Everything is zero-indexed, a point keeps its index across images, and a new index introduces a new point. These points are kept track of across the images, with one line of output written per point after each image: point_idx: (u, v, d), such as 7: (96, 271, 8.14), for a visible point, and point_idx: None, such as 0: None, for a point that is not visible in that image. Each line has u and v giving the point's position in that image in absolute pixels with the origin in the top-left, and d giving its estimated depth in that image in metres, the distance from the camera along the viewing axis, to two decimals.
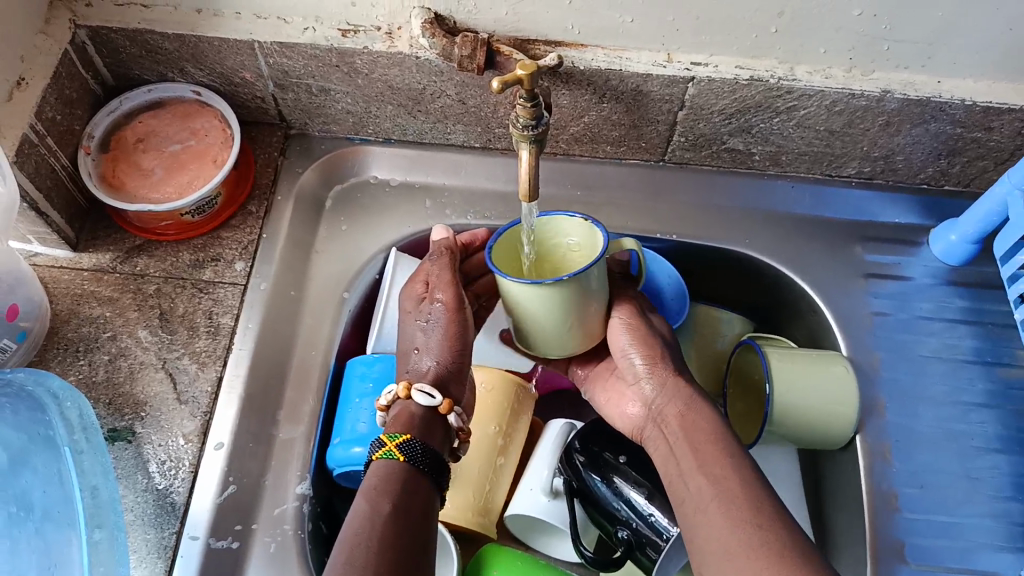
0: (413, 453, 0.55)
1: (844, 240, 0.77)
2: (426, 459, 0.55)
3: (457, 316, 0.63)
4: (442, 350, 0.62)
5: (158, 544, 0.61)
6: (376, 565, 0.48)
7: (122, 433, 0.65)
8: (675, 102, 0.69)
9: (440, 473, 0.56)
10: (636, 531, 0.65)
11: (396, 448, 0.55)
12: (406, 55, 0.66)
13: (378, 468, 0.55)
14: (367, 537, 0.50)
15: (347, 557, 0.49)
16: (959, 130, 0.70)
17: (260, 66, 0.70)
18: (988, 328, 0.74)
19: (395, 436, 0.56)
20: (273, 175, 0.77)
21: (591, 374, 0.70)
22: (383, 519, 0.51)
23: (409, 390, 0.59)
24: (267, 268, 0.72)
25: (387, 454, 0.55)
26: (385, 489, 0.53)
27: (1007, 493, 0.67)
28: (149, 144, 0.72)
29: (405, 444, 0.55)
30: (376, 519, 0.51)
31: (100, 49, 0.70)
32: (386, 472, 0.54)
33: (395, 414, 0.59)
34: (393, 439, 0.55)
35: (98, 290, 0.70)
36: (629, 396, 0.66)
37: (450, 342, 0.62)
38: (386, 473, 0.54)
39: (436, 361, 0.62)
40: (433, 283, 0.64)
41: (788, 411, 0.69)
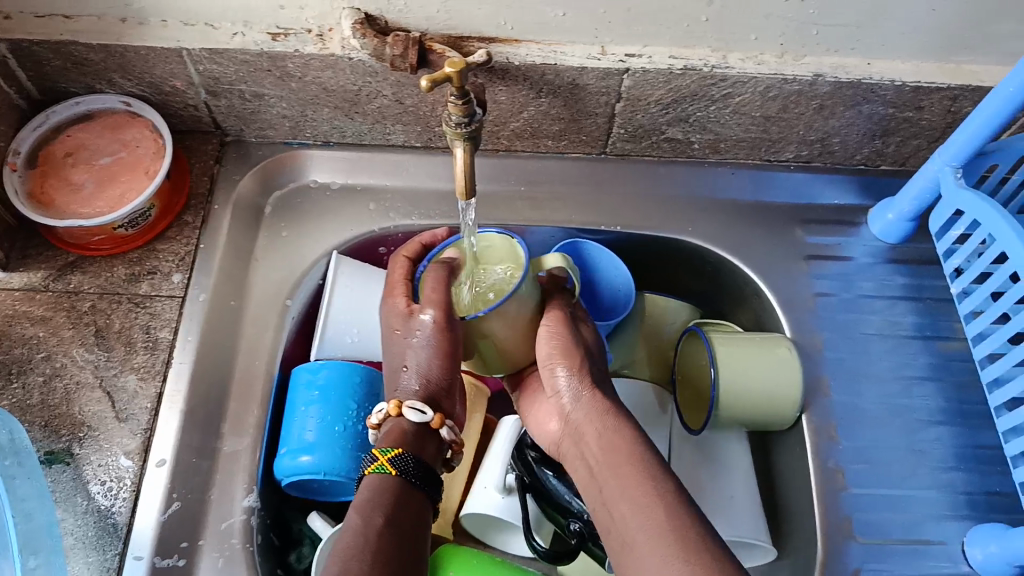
0: (405, 466, 0.55)
1: (786, 224, 0.78)
2: (418, 472, 0.56)
3: (447, 334, 0.60)
4: (429, 367, 0.61)
5: (100, 566, 0.60)
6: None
7: (59, 455, 0.63)
8: (613, 94, 0.69)
9: (432, 484, 0.57)
10: (588, 523, 0.65)
11: (388, 463, 0.56)
12: (339, 57, 0.65)
13: (370, 482, 0.56)
14: (360, 550, 0.51)
15: (342, 569, 0.49)
16: (892, 110, 0.71)
17: (190, 74, 0.68)
18: (927, 303, 0.75)
19: (386, 451, 0.56)
20: (210, 183, 0.75)
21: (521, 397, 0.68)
22: (376, 531, 0.52)
23: (399, 407, 0.59)
24: (205, 279, 0.71)
25: (380, 468, 0.55)
26: (377, 502, 0.54)
27: (950, 463, 0.69)
28: (78, 157, 0.70)
29: (397, 458, 0.56)
30: (368, 531, 0.52)
31: (22, 62, 0.67)
32: (379, 485, 0.55)
33: (387, 430, 0.59)
34: (385, 453, 0.56)
35: (30, 310, 0.68)
36: (553, 413, 0.64)
37: (439, 360, 0.60)
38: (378, 486, 0.55)
39: (423, 378, 0.61)
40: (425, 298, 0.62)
41: (733, 391, 0.70)
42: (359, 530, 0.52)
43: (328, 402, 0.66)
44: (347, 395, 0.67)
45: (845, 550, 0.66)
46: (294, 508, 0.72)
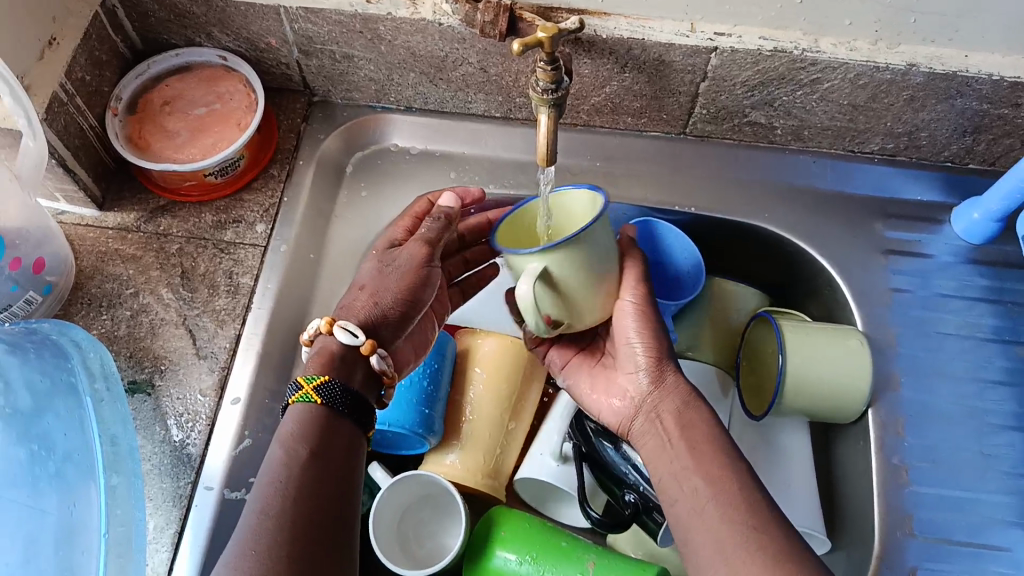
0: (331, 396, 0.54)
1: (865, 218, 0.77)
2: (345, 400, 0.54)
3: (422, 271, 0.63)
4: (387, 291, 0.61)
5: (174, 493, 0.63)
6: (292, 515, 0.49)
7: (142, 385, 0.66)
8: (697, 73, 0.69)
9: (359, 411, 0.56)
10: (642, 495, 0.65)
11: (311, 391, 0.54)
12: (430, 22, 0.67)
13: (296, 412, 0.54)
14: (282, 488, 0.50)
15: (262, 507, 0.49)
16: (986, 106, 0.69)
17: (285, 32, 0.71)
18: (1009, 307, 0.73)
19: (311, 379, 0.54)
20: (296, 139, 0.78)
21: (568, 367, 0.68)
22: (300, 466, 0.51)
23: (331, 325, 0.58)
24: (287, 230, 0.73)
25: (303, 396, 0.54)
26: (305, 433, 0.53)
27: (1022, 470, 0.67)
28: (175, 107, 0.73)
29: (322, 387, 0.54)
30: (292, 466, 0.51)
31: (130, 13, 0.70)
32: (306, 416, 0.53)
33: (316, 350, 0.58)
34: (310, 382, 0.54)
35: (122, 248, 0.72)
36: (618, 393, 0.63)
37: (403, 291, 0.62)
38: (306, 417, 0.53)
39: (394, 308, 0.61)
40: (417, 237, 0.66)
41: (838, 382, 0.69)
42: (283, 463, 0.51)
43: None
44: None
45: (903, 545, 0.65)
46: None
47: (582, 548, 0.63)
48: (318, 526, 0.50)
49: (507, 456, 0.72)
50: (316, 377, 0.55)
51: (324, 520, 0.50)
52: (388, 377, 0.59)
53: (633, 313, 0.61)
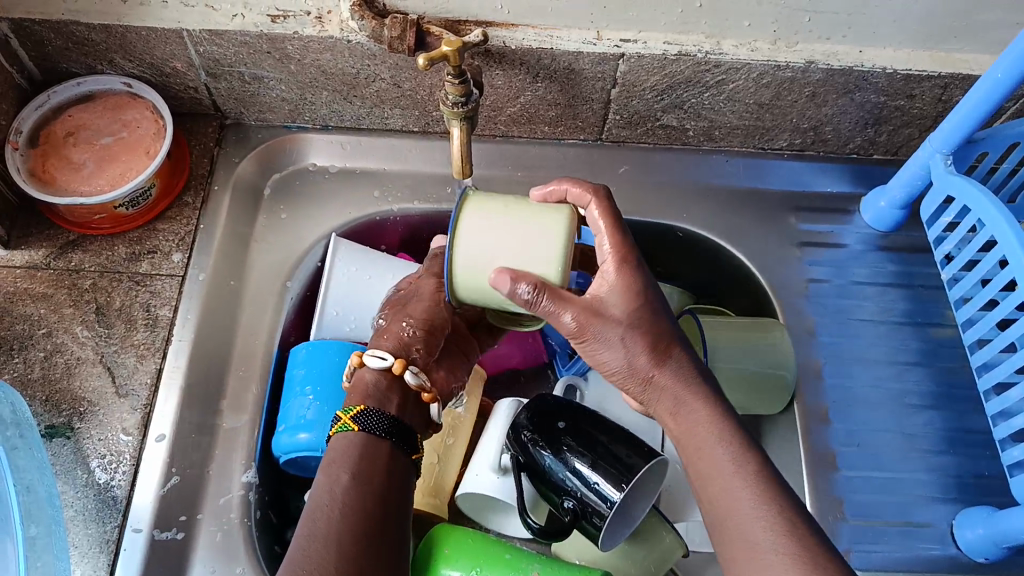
0: (369, 423, 0.58)
1: (779, 211, 0.79)
2: (384, 425, 0.58)
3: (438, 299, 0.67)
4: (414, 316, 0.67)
5: (100, 538, 0.61)
6: (338, 533, 0.53)
7: (60, 429, 0.64)
8: (608, 80, 0.70)
9: (404, 437, 0.60)
10: (581, 500, 0.65)
11: (349, 418, 0.58)
12: (338, 39, 0.66)
13: (336, 442, 0.58)
14: (328, 509, 0.55)
15: (309, 530, 0.53)
16: (884, 98, 0.72)
17: (190, 56, 0.69)
18: (918, 290, 0.76)
19: (349, 410, 0.59)
20: (210, 165, 0.76)
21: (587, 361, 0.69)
22: (342, 489, 0.55)
23: (361, 360, 0.62)
24: (205, 259, 0.72)
25: (343, 425, 0.58)
26: (342, 459, 0.57)
27: (939, 447, 0.70)
28: (79, 137, 0.71)
29: (360, 416, 0.58)
30: (336, 489, 0.55)
31: (24, 42, 0.68)
32: (345, 444, 0.58)
33: (354, 383, 0.62)
34: (347, 412, 0.59)
35: (31, 287, 0.69)
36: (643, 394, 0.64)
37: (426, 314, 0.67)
38: (345, 445, 0.58)
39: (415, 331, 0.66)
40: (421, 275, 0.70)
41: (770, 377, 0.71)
42: (327, 490, 0.56)
43: (328, 380, 0.67)
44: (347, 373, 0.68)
45: (836, 529, 0.67)
46: (293, 486, 0.73)
47: (526, 560, 0.63)
48: (360, 540, 0.53)
49: (446, 474, 0.73)
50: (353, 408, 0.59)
51: (372, 538, 0.54)
52: (425, 390, 0.62)
53: (604, 229, 0.59)
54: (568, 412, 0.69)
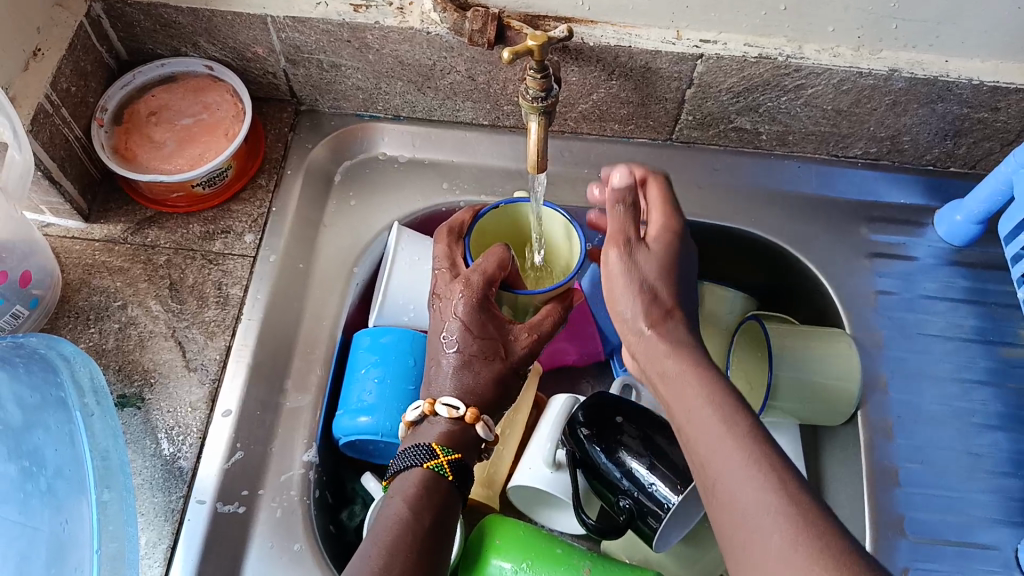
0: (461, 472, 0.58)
1: (850, 221, 0.78)
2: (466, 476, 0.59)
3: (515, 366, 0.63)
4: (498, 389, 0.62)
5: (165, 507, 0.62)
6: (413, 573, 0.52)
7: (132, 399, 0.66)
8: (684, 80, 0.69)
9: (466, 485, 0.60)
10: (637, 501, 0.65)
11: (447, 464, 0.58)
12: (418, 30, 0.67)
13: (424, 476, 0.57)
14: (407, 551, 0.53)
15: (387, 563, 0.52)
16: (966, 110, 0.70)
17: (272, 41, 0.71)
18: (991, 308, 0.74)
19: (448, 452, 0.58)
20: (284, 149, 0.78)
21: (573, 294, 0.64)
22: (425, 530, 0.55)
23: (477, 417, 0.60)
24: (276, 241, 0.73)
25: (440, 468, 0.57)
26: (426, 500, 0.56)
27: (1005, 469, 0.68)
28: (162, 117, 0.72)
29: (456, 463, 0.58)
30: (418, 528, 0.54)
31: (115, 23, 0.70)
32: (431, 482, 0.57)
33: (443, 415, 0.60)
34: (448, 454, 0.58)
35: (109, 260, 0.71)
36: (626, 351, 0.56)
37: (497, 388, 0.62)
38: (431, 483, 0.57)
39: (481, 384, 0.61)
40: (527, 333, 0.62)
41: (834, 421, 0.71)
42: (409, 522, 0.55)
43: (387, 364, 0.67)
44: (407, 359, 0.68)
45: (894, 547, 0.65)
46: (350, 469, 0.74)
47: (576, 557, 0.61)
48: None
49: (501, 465, 0.74)
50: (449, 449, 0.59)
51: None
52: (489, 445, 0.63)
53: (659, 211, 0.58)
54: (628, 411, 0.68)
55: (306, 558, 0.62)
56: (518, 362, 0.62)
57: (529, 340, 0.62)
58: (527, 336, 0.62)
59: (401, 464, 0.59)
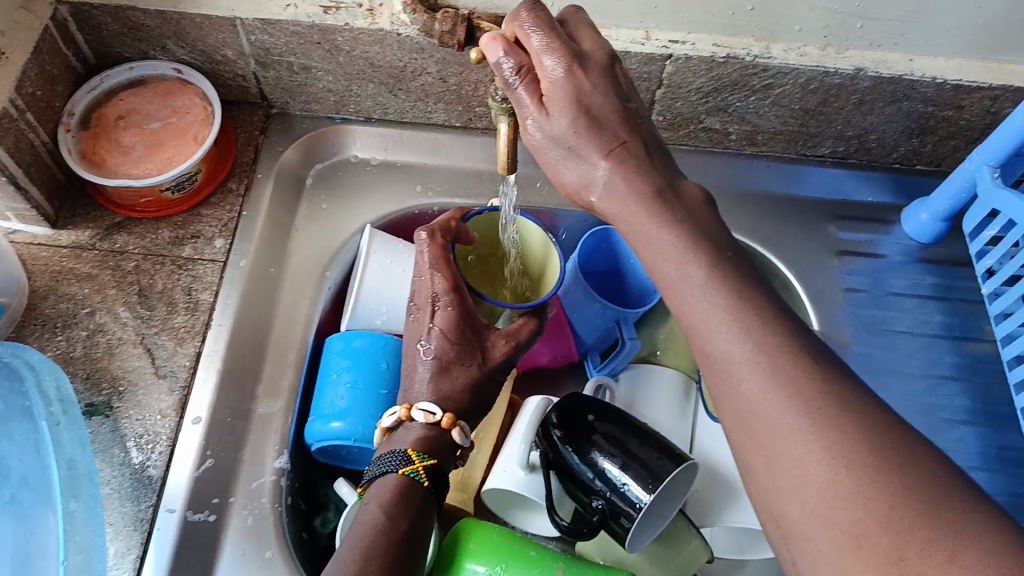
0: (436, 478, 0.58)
1: (819, 220, 0.79)
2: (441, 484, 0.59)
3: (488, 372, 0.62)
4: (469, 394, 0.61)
5: (135, 517, 0.61)
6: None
7: (100, 407, 0.65)
8: (653, 80, 0.70)
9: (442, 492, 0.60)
10: (610, 502, 0.65)
11: (423, 469, 0.57)
12: (387, 32, 0.67)
13: (401, 483, 0.57)
14: (382, 555, 0.53)
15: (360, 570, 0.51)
16: (931, 108, 0.71)
17: (241, 44, 0.70)
18: (957, 304, 0.76)
19: (423, 457, 0.58)
20: (254, 153, 0.77)
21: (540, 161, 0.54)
22: (400, 538, 0.54)
23: (453, 423, 0.59)
24: (246, 245, 0.72)
25: (416, 473, 0.57)
26: (403, 506, 0.56)
27: (974, 463, 0.69)
28: (130, 121, 0.71)
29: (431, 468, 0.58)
30: (393, 536, 0.54)
31: (82, 26, 0.70)
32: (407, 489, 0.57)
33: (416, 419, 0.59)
34: (422, 460, 0.58)
35: (76, 267, 0.70)
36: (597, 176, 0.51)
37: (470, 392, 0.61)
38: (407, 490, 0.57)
39: (454, 387, 0.60)
40: (501, 342, 0.63)
41: None
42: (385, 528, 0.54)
43: (360, 369, 0.67)
44: (379, 362, 0.67)
45: None
46: (323, 474, 0.73)
47: (551, 557, 0.61)
48: None
49: (476, 466, 0.74)
50: (425, 455, 0.58)
51: None
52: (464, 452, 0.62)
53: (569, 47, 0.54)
54: (600, 410, 0.68)
55: (277, 565, 0.61)
56: (495, 369, 0.62)
57: (506, 347, 0.63)
58: (504, 342, 0.63)
59: (376, 469, 0.58)
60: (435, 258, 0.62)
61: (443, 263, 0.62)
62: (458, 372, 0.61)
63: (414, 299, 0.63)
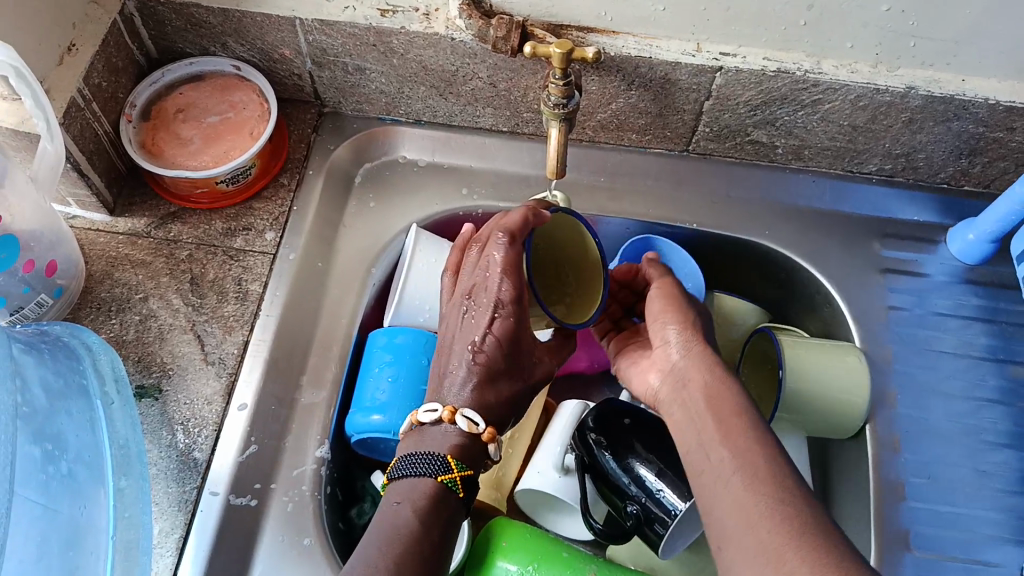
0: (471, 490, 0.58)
1: (863, 236, 0.79)
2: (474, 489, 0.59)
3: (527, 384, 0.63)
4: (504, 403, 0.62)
5: (180, 497, 0.63)
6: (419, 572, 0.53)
7: (150, 389, 0.67)
8: (702, 92, 0.70)
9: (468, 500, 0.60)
10: (644, 507, 0.65)
11: (460, 480, 0.57)
12: (442, 36, 0.68)
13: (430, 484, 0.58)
14: (418, 545, 0.54)
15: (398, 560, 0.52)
16: (982, 129, 0.71)
17: (299, 43, 0.72)
18: (1002, 326, 0.75)
19: (462, 468, 0.58)
20: (306, 150, 0.79)
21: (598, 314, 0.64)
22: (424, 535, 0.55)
23: (493, 437, 0.59)
24: (295, 239, 0.74)
25: (452, 483, 0.57)
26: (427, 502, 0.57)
27: (1014, 488, 0.68)
28: (188, 114, 0.74)
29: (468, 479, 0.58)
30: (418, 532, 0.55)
31: (146, 21, 0.72)
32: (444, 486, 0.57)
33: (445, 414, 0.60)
34: (461, 471, 0.57)
35: (131, 253, 0.72)
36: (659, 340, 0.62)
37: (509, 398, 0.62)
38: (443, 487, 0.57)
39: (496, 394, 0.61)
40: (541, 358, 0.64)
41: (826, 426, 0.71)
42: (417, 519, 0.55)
43: (401, 364, 0.68)
44: (419, 358, 0.69)
45: (899, 560, 0.65)
46: (361, 466, 0.75)
47: (583, 559, 0.61)
48: None
49: (509, 466, 0.75)
50: (462, 464, 0.58)
51: None
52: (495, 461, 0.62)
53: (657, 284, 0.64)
54: (636, 416, 0.69)
55: (315, 552, 0.62)
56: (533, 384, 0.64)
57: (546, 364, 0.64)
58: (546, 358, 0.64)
59: (416, 461, 0.58)
60: (510, 263, 0.60)
61: (515, 272, 0.60)
62: (509, 382, 0.62)
63: (473, 296, 0.62)
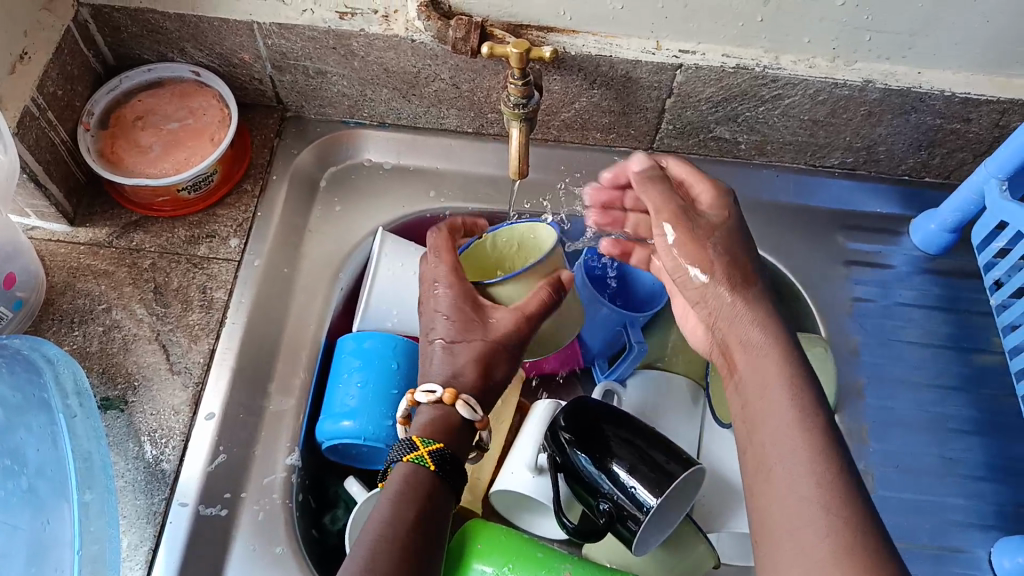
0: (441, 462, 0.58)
1: (827, 230, 0.79)
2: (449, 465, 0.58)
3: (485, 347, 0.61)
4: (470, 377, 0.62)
5: (147, 510, 0.62)
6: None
7: (115, 402, 0.66)
8: (664, 89, 0.70)
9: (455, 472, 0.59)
10: (617, 504, 0.65)
11: (427, 455, 0.58)
12: (402, 38, 0.68)
13: (403, 469, 0.58)
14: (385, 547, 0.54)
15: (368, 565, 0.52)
16: (940, 121, 0.72)
17: (258, 47, 0.72)
18: (964, 314, 0.76)
19: (428, 442, 0.58)
20: (269, 155, 0.78)
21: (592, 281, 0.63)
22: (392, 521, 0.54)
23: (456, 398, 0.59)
24: (261, 245, 0.74)
25: (419, 459, 0.58)
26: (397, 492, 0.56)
27: (979, 473, 0.69)
28: (148, 121, 0.73)
29: (436, 453, 0.58)
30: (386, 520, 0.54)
31: (101, 27, 0.71)
32: (409, 474, 0.57)
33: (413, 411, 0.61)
34: (426, 445, 0.58)
35: (93, 264, 0.71)
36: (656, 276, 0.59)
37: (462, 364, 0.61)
38: (409, 475, 0.57)
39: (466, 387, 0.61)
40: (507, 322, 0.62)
41: None
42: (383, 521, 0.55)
43: (370, 369, 0.68)
44: (389, 362, 0.68)
45: None
46: (333, 472, 0.74)
47: (558, 558, 0.61)
48: None
49: (484, 469, 0.75)
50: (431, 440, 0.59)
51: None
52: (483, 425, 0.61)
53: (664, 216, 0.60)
54: (611, 416, 0.69)
55: (287, 560, 0.62)
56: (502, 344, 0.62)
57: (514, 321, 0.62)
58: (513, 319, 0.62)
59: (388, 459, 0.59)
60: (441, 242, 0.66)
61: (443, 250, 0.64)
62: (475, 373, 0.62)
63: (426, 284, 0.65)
